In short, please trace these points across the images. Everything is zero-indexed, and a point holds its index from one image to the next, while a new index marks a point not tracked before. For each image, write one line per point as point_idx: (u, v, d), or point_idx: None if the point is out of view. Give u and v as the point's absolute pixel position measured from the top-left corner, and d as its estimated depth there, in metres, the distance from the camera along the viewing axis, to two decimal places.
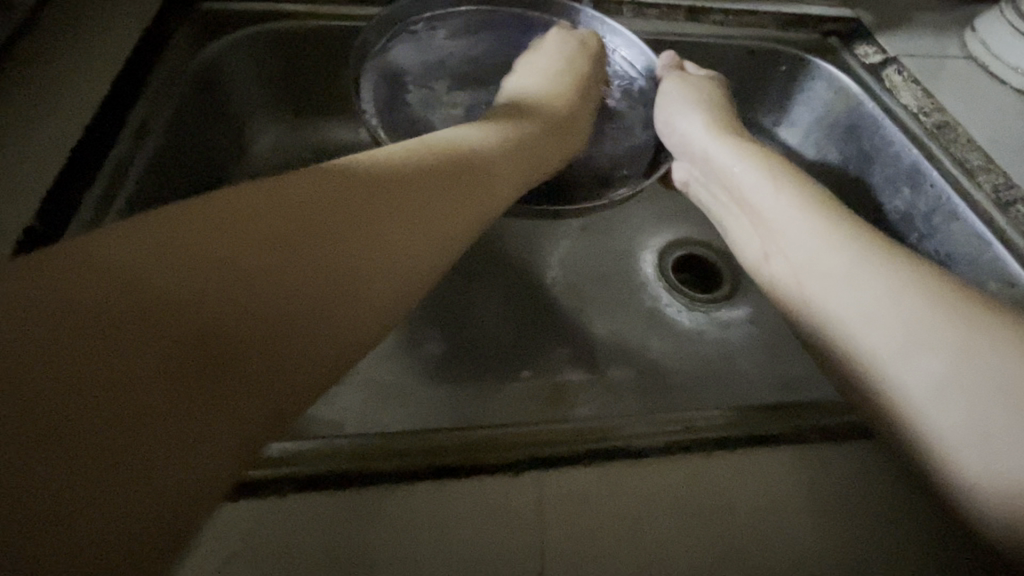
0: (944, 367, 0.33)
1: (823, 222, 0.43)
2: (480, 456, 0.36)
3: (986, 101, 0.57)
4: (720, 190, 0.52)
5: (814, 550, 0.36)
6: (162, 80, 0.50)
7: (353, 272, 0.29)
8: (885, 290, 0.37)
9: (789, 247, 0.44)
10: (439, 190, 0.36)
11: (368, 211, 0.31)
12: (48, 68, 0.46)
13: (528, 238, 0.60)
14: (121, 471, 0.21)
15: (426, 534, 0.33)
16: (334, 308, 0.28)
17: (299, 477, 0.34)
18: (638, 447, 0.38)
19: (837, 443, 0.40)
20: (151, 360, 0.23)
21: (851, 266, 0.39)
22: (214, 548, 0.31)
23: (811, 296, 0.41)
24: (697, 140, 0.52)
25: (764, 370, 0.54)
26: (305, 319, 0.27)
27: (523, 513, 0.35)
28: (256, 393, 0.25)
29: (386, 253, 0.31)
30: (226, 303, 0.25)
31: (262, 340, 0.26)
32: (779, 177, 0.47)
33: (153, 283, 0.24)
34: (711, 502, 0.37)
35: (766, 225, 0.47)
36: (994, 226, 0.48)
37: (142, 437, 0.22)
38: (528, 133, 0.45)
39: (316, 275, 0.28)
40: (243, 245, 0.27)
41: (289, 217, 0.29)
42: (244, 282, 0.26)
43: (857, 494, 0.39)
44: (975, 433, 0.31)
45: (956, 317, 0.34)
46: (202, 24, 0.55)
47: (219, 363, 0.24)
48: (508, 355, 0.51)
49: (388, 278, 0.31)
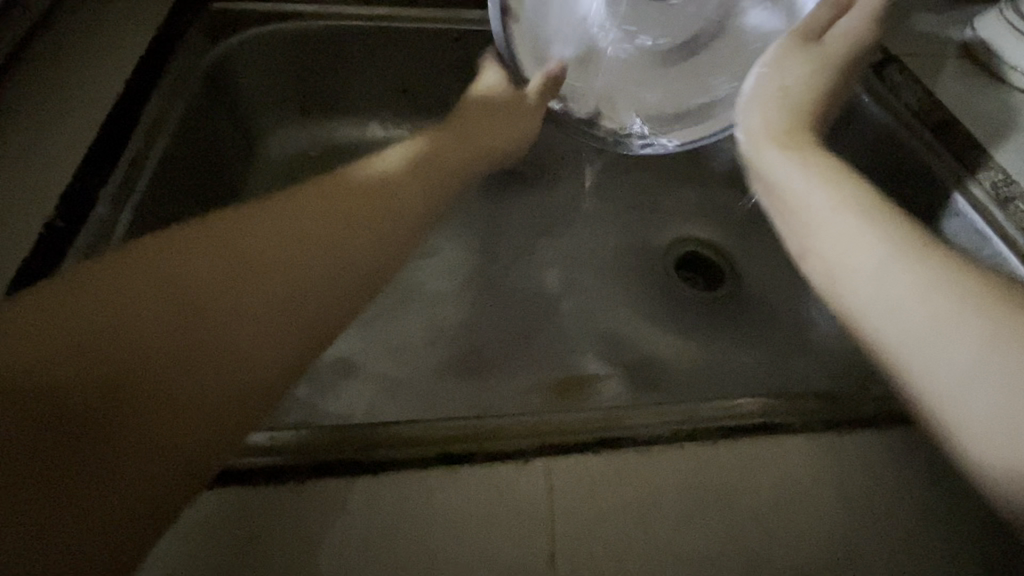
0: (972, 356, 0.29)
1: (861, 211, 0.35)
2: (489, 445, 0.32)
3: (982, 99, 0.54)
4: (757, 185, 0.41)
5: (856, 551, 0.31)
6: (174, 79, 0.47)
7: (279, 288, 0.27)
8: (914, 283, 0.31)
9: (819, 245, 0.35)
10: (363, 206, 0.32)
11: (306, 226, 0.30)
12: (69, 53, 0.45)
13: (532, 230, 0.57)
14: (60, 501, 0.22)
15: (415, 543, 0.29)
16: (265, 327, 0.26)
17: (268, 468, 0.30)
18: (644, 436, 0.33)
19: (871, 434, 0.35)
20: (85, 387, 0.23)
21: (878, 261, 0.33)
22: (194, 535, 0.28)
23: (835, 289, 0.34)
24: (749, 143, 0.42)
25: (767, 363, 0.49)
26: (237, 336, 0.26)
27: (531, 506, 0.31)
28: (191, 418, 0.24)
29: (312, 260, 0.29)
30: (162, 323, 0.25)
31: (194, 358, 0.25)
32: (823, 174, 0.37)
33: (95, 312, 0.24)
34: (745, 503, 0.32)
35: (798, 219, 0.37)
36: (992, 222, 0.45)
37: (59, 496, 0.22)
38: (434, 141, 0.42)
39: (208, 311, 0.25)
40: (146, 292, 0.25)
41: (200, 250, 0.27)
42: (186, 303, 0.25)
43: (892, 496, 0.33)
44: (1002, 430, 0.27)
45: (989, 310, 0.29)
46: (213, 21, 0.51)
47: (150, 392, 0.24)
48: (518, 351, 0.48)
49: (316, 282, 0.28)
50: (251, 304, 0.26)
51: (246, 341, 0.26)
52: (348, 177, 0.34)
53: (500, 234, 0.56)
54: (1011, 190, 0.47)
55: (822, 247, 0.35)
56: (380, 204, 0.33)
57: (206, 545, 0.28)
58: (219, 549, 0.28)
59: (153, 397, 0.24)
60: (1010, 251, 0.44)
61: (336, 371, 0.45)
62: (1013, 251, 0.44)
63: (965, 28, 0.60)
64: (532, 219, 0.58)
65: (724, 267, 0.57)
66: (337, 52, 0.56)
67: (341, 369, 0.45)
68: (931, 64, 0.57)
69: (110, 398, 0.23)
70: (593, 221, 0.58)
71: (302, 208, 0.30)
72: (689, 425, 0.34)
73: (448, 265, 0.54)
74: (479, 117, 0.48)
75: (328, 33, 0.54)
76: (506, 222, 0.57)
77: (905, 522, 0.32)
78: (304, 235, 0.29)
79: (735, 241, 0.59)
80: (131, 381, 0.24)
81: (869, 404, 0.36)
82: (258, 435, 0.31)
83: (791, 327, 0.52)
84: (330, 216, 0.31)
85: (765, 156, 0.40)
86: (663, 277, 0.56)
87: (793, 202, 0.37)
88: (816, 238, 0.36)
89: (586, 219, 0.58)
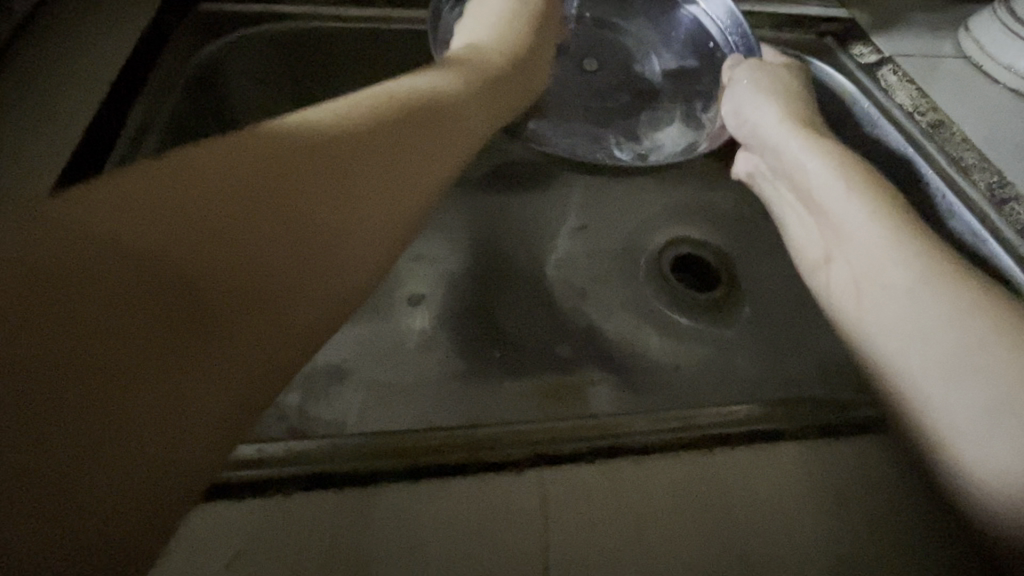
0: (986, 390, 0.30)
1: (894, 226, 0.38)
2: (483, 454, 0.32)
3: (977, 99, 0.54)
4: (787, 188, 0.46)
5: (853, 559, 0.31)
6: (160, 82, 0.47)
7: (347, 225, 0.27)
8: (944, 309, 0.33)
9: (851, 254, 0.39)
10: (417, 152, 0.31)
11: (372, 158, 0.29)
12: (56, 52, 0.44)
13: (528, 233, 0.56)
14: (114, 473, 0.19)
15: (407, 554, 0.29)
16: (339, 240, 0.26)
17: (258, 481, 0.30)
18: (641, 444, 0.33)
19: (868, 439, 0.35)
20: (170, 346, 0.21)
21: (908, 279, 0.35)
22: (178, 549, 0.28)
23: (862, 306, 0.37)
24: (770, 136, 0.46)
25: (764, 367, 0.49)
26: (324, 260, 0.25)
27: (526, 516, 0.30)
28: (277, 308, 0.23)
29: (384, 196, 0.29)
30: (261, 230, 0.24)
31: (299, 249, 0.24)
32: (854, 181, 0.41)
33: (161, 246, 0.21)
34: (742, 510, 0.32)
35: (830, 227, 0.41)
36: (989, 223, 0.45)
37: (122, 393, 0.19)
38: (441, 91, 0.36)
39: (279, 256, 0.24)
40: (209, 209, 0.23)
41: (243, 170, 0.25)
42: (261, 223, 0.24)
43: (888, 502, 0.33)
44: (1010, 454, 0.29)
45: (1006, 340, 0.31)
46: (199, 24, 0.51)
47: (263, 264, 0.23)
48: (513, 356, 0.48)
49: (379, 214, 0.28)
50: (331, 242, 0.26)
51: (333, 260, 0.26)
52: (399, 98, 0.33)
53: (495, 238, 0.56)
54: (1006, 191, 0.47)
55: (854, 263, 0.39)
56: (427, 143, 0.32)
57: (190, 561, 0.27)
58: (205, 565, 0.27)
59: (247, 286, 0.23)
60: (1005, 253, 0.43)
61: (329, 376, 0.44)
62: (1009, 253, 0.43)
63: (958, 29, 0.60)
64: (529, 222, 0.57)
65: (720, 270, 0.57)
66: (324, 49, 0.54)
67: (332, 375, 0.44)
68: (926, 64, 0.57)
69: (208, 267, 0.22)
70: (590, 224, 0.58)
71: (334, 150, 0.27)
72: (684, 431, 0.34)
73: (442, 269, 0.53)
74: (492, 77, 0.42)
75: (314, 33, 0.53)
76: (501, 224, 0.57)
77: (901, 528, 0.32)
78: (354, 181, 0.27)
79: (730, 243, 0.59)
80: (207, 293, 0.22)
81: (866, 409, 0.36)
82: (249, 446, 0.31)
83: (786, 329, 0.52)
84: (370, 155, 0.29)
85: (790, 153, 0.45)
86: (659, 280, 0.55)
87: (830, 213, 0.41)
88: (847, 250, 0.39)
89: (581, 221, 0.58)
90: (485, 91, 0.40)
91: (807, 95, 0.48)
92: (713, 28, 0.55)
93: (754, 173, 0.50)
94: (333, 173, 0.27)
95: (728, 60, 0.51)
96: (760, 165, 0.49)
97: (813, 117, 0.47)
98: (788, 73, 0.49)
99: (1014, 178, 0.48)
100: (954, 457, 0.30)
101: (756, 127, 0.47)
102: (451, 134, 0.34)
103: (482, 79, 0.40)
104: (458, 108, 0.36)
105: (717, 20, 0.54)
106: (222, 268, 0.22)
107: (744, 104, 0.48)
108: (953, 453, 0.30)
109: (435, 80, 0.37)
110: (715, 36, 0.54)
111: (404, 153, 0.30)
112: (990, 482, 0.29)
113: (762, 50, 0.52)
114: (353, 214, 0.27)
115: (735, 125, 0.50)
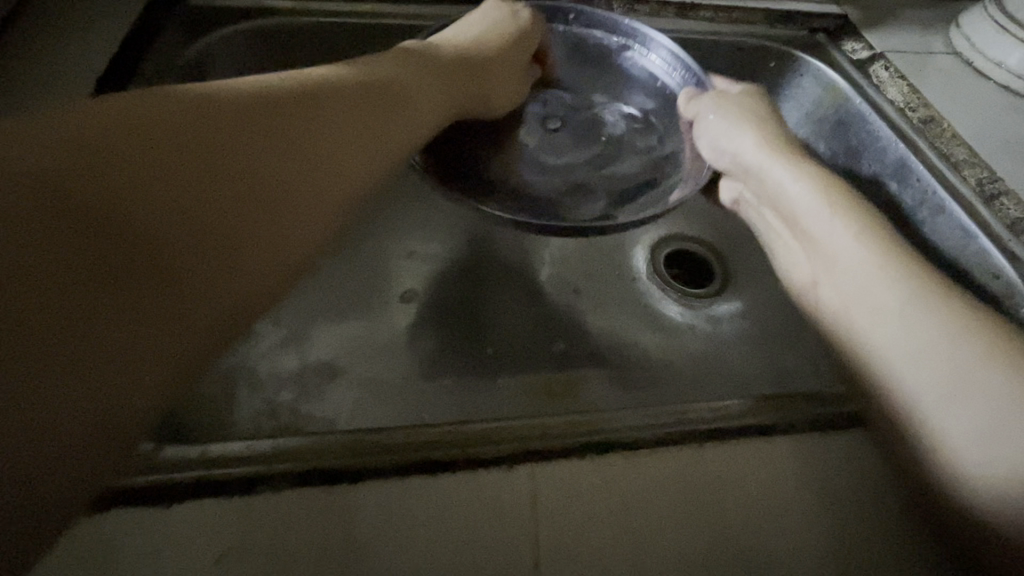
0: (988, 403, 0.30)
1: (877, 249, 0.38)
2: (476, 451, 0.32)
3: (968, 96, 0.54)
4: (772, 215, 0.46)
5: (842, 550, 0.31)
6: (150, 72, 0.45)
7: (292, 189, 0.29)
8: (942, 320, 0.33)
9: (838, 281, 0.38)
10: (376, 118, 0.36)
11: (322, 127, 0.32)
12: (43, 48, 0.43)
13: (520, 230, 0.56)
14: (92, 377, 0.22)
15: (397, 548, 0.29)
16: (280, 201, 0.29)
17: (246, 478, 0.30)
18: (632, 441, 0.33)
19: (855, 432, 0.35)
20: (124, 266, 0.23)
21: (900, 298, 0.35)
22: (168, 544, 0.28)
23: (853, 326, 0.36)
24: (753, 163, 0.45)
25: (756, 363, 0.49)
26: (280, 205, 0.29)
27: (517, 509, 0.30)
28: (245, 245, 0.27)
29: (329, 164, 0.32)
30: (212, 183, 0.27)
31: (262, 205, 0.28)
32: (839, 206, 0.41)
33: (116, 187, 0.24)
34: (734, 506, 0.32)
35: (818, 254, 0.41)
36: (979, 219, 0.45)
37: (103, 319, 0.22)
38: (398, 77, 0.39)
39: (244, 210, 0.27)
40: (174, 165, 0.26)
41: (192, 130, 0.27)
42: (215, 177, 0.27)
43: (876, 495, 0.33)
44: (1003, 463, 0.29)
45: (999, 347, 0.31)
46: (188, 17, 0.50)
47: (226, 214, 0.27)
48: (505, 353, 0.48)
49: (327, 177, 0.31)
50: (280, 201, 0.29)
51: (281, 201, 0.29)
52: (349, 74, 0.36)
53: (489, 236, 0.56)
54: (996, 187, 0.47)
55: (839, 286, 0.38)
56: (377, 118, 0.36)
57: (178, 558, 0.27)
58: (198, 560, 0.27)
59: (224, 225, 0.26)
60: (996, 248, 0.43)
61: (322, 374, 0.44)
62: (999, 249, 0.43)
63: (948, 25, 0.60)
64: None
65: (713, 266, 0.57)
66: (318, 46, 0.54)
67: (325, 372, 0.44)
68: (918, 60, 0.57)
69: (187, 209, 0.25)
70: None
71: (281, 115, 0.31)
72: (678, 428, 0.34)
73: (435, 267, 0.53)
74: (451, 76, 0.44)
75: (308, 28, 0.52)
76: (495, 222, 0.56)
77: (889, 521, 0.33)
78: (313, 143, 0.31)
79: (721, 239, 0.59)
80: (167, 237, 0.24)
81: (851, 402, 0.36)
82: (180, 448, 0.30)
83: (777, 325, 0.52)
84: (313, 126, 0.32)
85: (775, 181, 0.44)
86: (652, 277, 0.55)
87: (818, 242, 0.41)
88: (834, 278, 0.39)
89: None
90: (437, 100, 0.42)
91: (775, 118, 0.48)
92: (659, 71, 0.54)
93: (737, 201, 0.49)
94: (288, 133, 0.30)
95: (683, 95, 0.50)
96: (744, 192, 0.48)
97: (788, 139, 0.47)
98: (755, 98, 0.49)
99: (1005, 173, 0.49)
100: (958, 469, 0.30)
101: (736, 154, 0.46)
102: (401, 116, 0.38)
103: (441, 78, 0.43)
104: (405, 94, 0.39)
105: (663, 61, 0.54)
106: (201, 209, 0.26)
107: (719, 134, 0.47)
108: (955, 461, 0.30)
109: (388, 62, 0.40)
110: (662, 75, 0.54)
111: (356, 128, 0.34)
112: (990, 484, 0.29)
113: (712, 80, 0.52)
114: (300, 173, 0.30)
115: (710, 155, 0.48)
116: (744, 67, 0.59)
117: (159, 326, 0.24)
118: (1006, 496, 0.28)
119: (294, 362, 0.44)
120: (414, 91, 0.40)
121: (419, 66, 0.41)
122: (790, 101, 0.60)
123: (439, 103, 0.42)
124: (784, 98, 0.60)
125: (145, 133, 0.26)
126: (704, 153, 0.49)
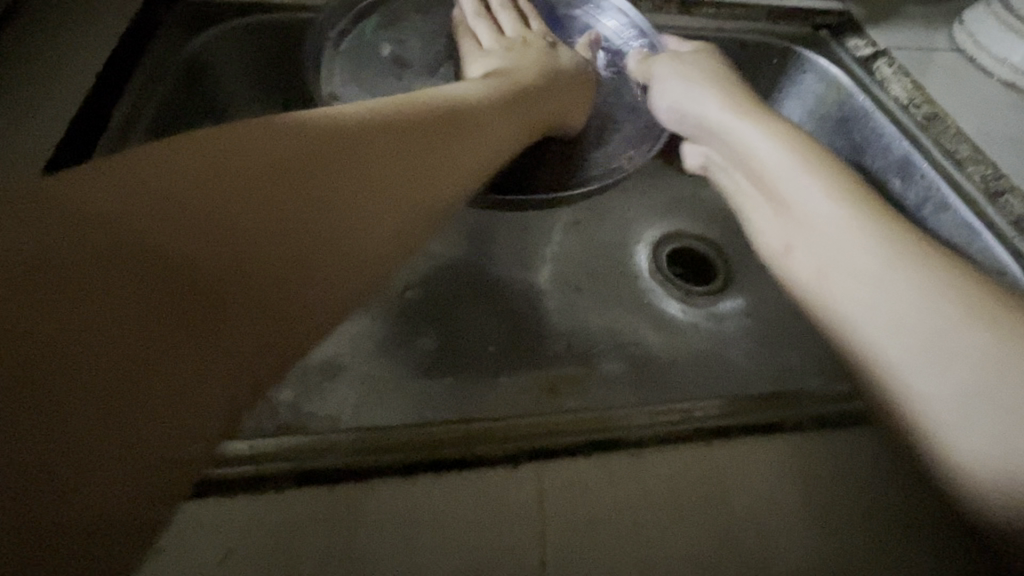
0: (966, 372, 0.30)
1: (852, 209, 0.38)
2: (479, 449, 0.31)
3: (973, 93, 0.54)
4: (738, 176, 0.47)
5: (849, 549, 0.31)
6: (148, 70, 0.45)
7: (344, 228, 0.28)
8: (922, 287, 0.33)
9: (819, 244, 0.38)
10: (441, 149, 0.35)
11: (380, 164, 0.31)
12: (40, 48, 0.43)
13: (522, 227, 0.56)
14: (139, 421, 0.21)
15: (402, 550, 0.28)
16: (330, 243, 0.28)
17: (249, 476, 0.29)
18: (638, 438, 0.33)
19: (862, 430, 0.35)
20: (170, 308, 0.22)
21: (878, 263, 0.35)
22: (168, 549, 0.27)
23: (829, 293, 0.37)
24: (717, 125, 0.46)
25: (760, 361, 0.49)
26: (330, 244, 0.28)
27: (522, 506, 0.30)
28: (293, 287, 0.26)
29: (384, 200, 0.31)
30: (261, 221, 0.26)
31: (312, 244, 0.27)
32: (804, 163, 0.41)
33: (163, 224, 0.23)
34: (740, 505, 0.32)
35: (790, 214, 0.41)
36: (984, 216, 0.45)
37: (154, 362, 0.22)
38: (473, 108, 0.39)
39: (294, 249, 0.26)
40: (225, 202, 0.25)
41: (243, 168, 0.27)
42: (261, 216, 0.26)
43: (884, 493, 0.33)
44: (991, 445, 0.28)
45: (997, 322, 0.30)
46: (185, 13, 0.49)
47: (275, 255, 0.26)
48: (507, 351, 0.48)
49: (376, 214, 0.30)
50: (331, 239, 0.28)
51: (333, 238, 0.28)
52: (421, 104, 0.35)
53: (490, 234, 0.55)
54: (1001, 184, 0.47)
55: (819, 250, 0.38)
56: (444, 150, 0.35)
57: (178, 563, 0.27)
58: (201, 563, 0.27)
59: (272, 267, 0.25)
60: (1001, 245, 0.43)
61: (323, 373, 0.44)
62: (1004, 245, 0.43)
63: (952, 22, 0.60)
64: (523, 218, 0.57)
65: (716, 263, 0.57)
66: (317, 42, 0.54)
67: (326, 371, 0.44)
68: (922, 56, 0.57)
69: (236, 251, 0.25)
70: (584, 220, 0.57)
71: (336, 147, 0.30)
72: (683, 426, 0.34)
73: (437, 265, 0.53)
74: (525, 97, 0.44)
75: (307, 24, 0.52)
76: (496, 220, 0.56)
77: (897, 518, 0.33)
78: (367, 179, 0.30)
79: (724, 237, 0.59)
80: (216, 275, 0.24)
81: (857, 400, 0.36)
82: None
83: (782, 323, 0.52)
84: (370, 161, 0.31)
85: (745, 141, 0.45)
86: (655, 275, 0.55)
87: (791, 204, 0.41)
88: (811, 240, 0.39)
89: (576, 217, 0.57)
90: (506, 104, 0.42)
91: (735, 77, 0.48)
92: (611, 33, 0.54)
93: (706, 165, 0.50)
94: (342, 171, 0.29)
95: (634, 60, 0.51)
96: (712, 156, 0.49)
97: (751, 97, 0.47)
98: (710, 58, 0.49)
99: (1009, 170, 0.48)
100: (951, 456, 0.29)
101: (702, 119, 0.47)
102: (467, 149, 0.37)
103: (507, 93, 0.43)
104: (473, 122, 0.38)
105: (614, 23, 0.54)
106: (249, 250, 0.25)
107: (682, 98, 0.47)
108: (947, 449, 0.30)
109: (465, 91, 0.40)
110: (614, 37, 0.54)
111: (418, 164, 0.33)
112: (997, 480, 0.28)
113: (664, 39, 0.52)
114: (354, 211, 0.29)
115: (674, 118, 0.49)
116: (746, 64, 0.59)
117: (205, 370, 0.23)
118: (1009, 491, 0.28)
119: (295, 360, 0.44)
120: (478, 90, 0.41)
121: (489, 95, 0.41)
122: (792, 99, 0.60)
123: (513, 130, 0.42)
124: (786, 95, 0.60)
125: (203, 173, 0.26)
126: (664, 117, 0.50)
